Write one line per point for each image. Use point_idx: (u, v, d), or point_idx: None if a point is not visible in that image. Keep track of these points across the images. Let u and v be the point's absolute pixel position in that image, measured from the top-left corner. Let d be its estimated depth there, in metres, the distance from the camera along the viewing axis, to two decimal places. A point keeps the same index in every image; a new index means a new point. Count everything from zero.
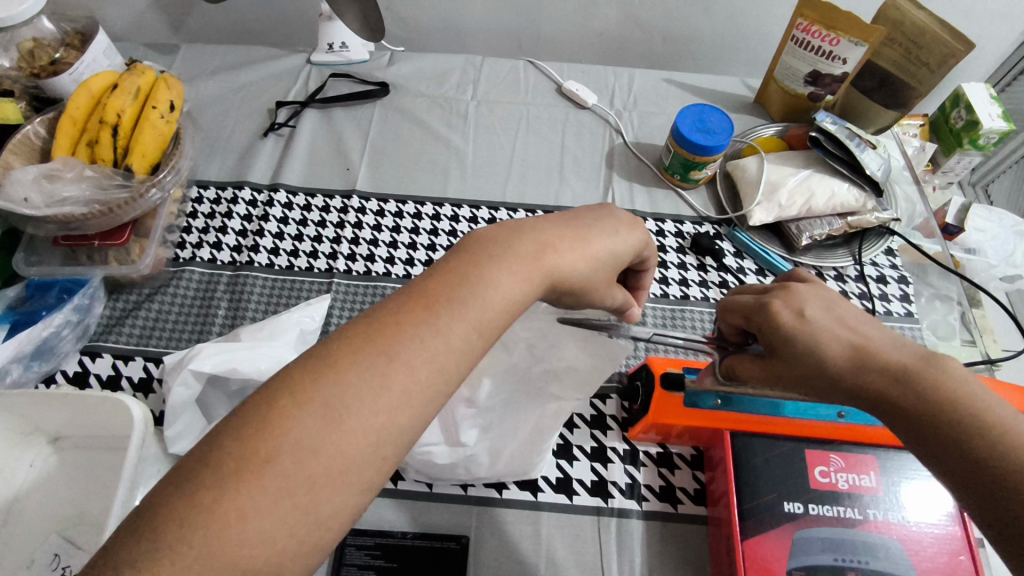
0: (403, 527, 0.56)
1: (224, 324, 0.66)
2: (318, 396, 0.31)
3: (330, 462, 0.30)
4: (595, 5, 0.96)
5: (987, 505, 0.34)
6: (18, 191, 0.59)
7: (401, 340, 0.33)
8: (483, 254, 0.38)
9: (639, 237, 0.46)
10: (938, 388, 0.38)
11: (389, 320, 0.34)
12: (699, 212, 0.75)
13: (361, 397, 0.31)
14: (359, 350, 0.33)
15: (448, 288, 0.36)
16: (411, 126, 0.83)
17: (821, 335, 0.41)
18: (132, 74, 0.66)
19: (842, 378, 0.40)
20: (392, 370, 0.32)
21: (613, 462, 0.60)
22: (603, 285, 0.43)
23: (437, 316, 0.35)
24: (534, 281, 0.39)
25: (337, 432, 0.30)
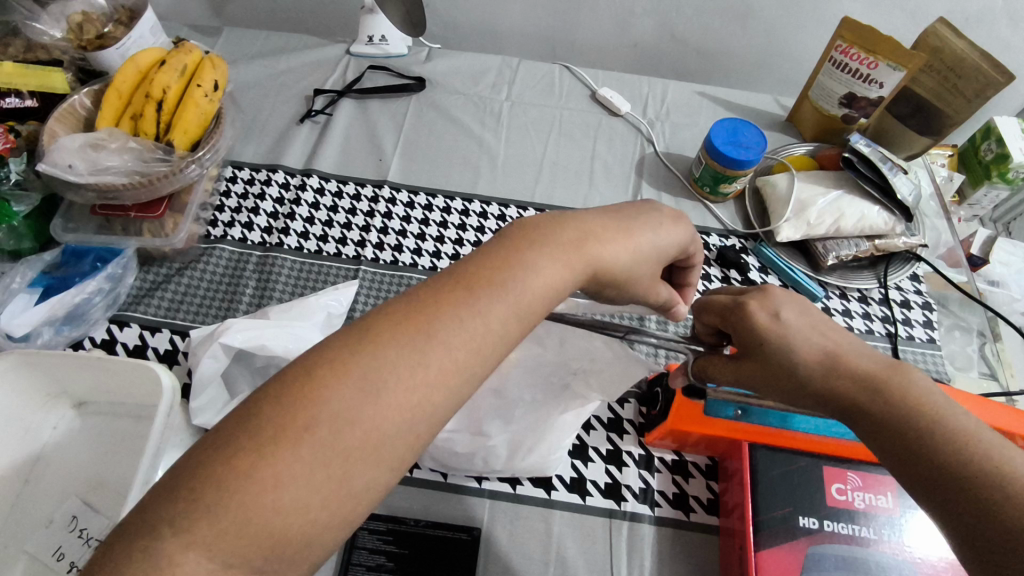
0: (416, 515, 0.57)
1: (251, 303, 0.67)
2: (357, 368, 0.31)
3: (364, 435, 0.30)
4: (632, 15, 0.96)
5: (952, 514, 0.33)
6: (63, 158, 0.60)
7: (441, 320, 0.34)
8: (525, 240, 0.39)
9: (685, 233, 0.47)
10: (904, 396, 0.37)
11: (429, 300, 0.35)
12: (726, 225, 0.76)
13: (400, 372, 0.32)
14: (399, 327, 0.33)
15: (488, 272, 0.36)
16: (444, 121, 0.84)
17: (795, 338, 0.40)
18: (179, 52, 0.68)
19: (814, 383, 0.39)
20: (431, 348, 0.33)
21: (628, 466, 0.60)
22: (647, 279, 0.44)
23: (476, 297, 0.35)
24: (577, 270, 0.39)
25: (374, 406, 0.30)
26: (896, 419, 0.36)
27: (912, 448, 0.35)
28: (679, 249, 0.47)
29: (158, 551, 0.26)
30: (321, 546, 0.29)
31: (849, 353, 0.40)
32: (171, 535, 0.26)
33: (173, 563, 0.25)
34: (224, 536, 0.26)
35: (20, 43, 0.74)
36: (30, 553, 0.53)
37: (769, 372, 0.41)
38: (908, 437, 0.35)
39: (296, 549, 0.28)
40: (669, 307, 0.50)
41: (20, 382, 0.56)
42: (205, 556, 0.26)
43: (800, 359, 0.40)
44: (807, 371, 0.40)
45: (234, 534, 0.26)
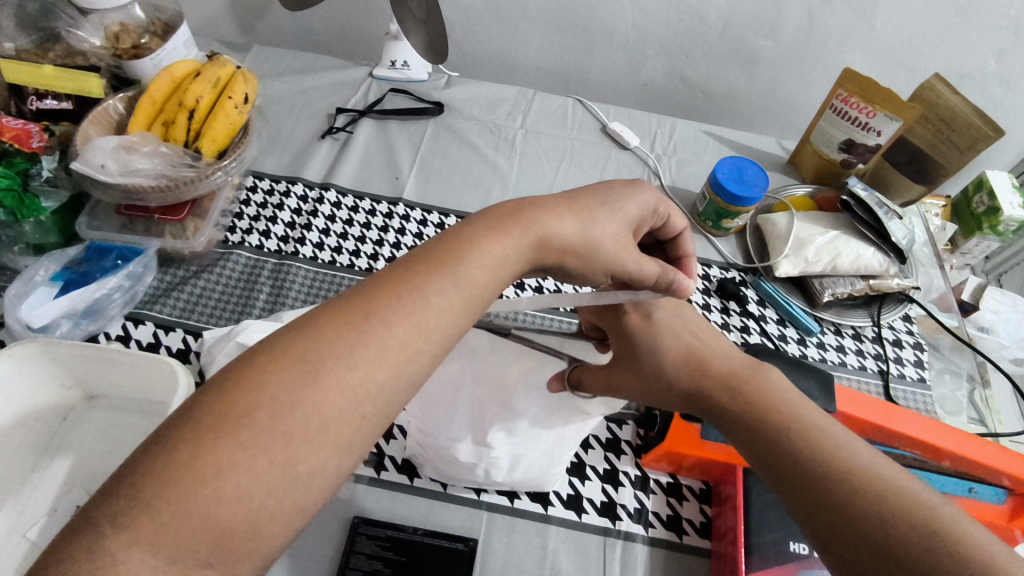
0: (415, 523, 0.58)
1: (264, 307, 0.69)
2: (298, 353, 0.33)
3: (306, 419, 0.31)
4: (644, 56, 1.01)
5: (802, 498, 0.38)
6: (96, 157, 0.63)
7: (384, 301, 0.36)
8: (468, 226, 0.41)
9: (648, 200, 0.49)
10: (757, 394, 0.43)
11: (376, 287, 0.37)
12: (727, 258, 0.79)
13: (347, 353, 0.33)
14: (344, 313, 0.35)
15: (430, 257, 0.39)
16: (459, 144, 0.86)
17: (662, 337, 0.49)
18: (214, 65, 0.71)
19: (679, 380, 0.47)
20: (375, 330, 0.35)
21: (624, 486, 0.61)
22: (612, 241, 0.45)
23: (418, 279, 0.37)
24: (522, 237, 0.42)
25: (320, 386, 0.32)
26: (752, 415, 0.43)
27: (766, 443, 0.41)
28: (637, 225, 0.48)
29: (99, 548, 0.26)
30: (274, 535, 0.30)
31: (712, 353, 0.47)
32: (112, 533, 0.27)
33: (117, 563, 0.26)
34: (166, 531, 0.27)
35: (60, 49, 0.77)
36: (32, 541, 0.53)
37: (642, 369, 0.48)
38: (762, 432, 0.42)
39: (245, 540, 0.29)
40: (669, 282, 0.46)
41: (39, 370, 0.58)
42: (150, 554, 0.27)
43: (666, 358, 0.48)
44: (672, 371, 0.47)
45: (177, 528, 0.27)
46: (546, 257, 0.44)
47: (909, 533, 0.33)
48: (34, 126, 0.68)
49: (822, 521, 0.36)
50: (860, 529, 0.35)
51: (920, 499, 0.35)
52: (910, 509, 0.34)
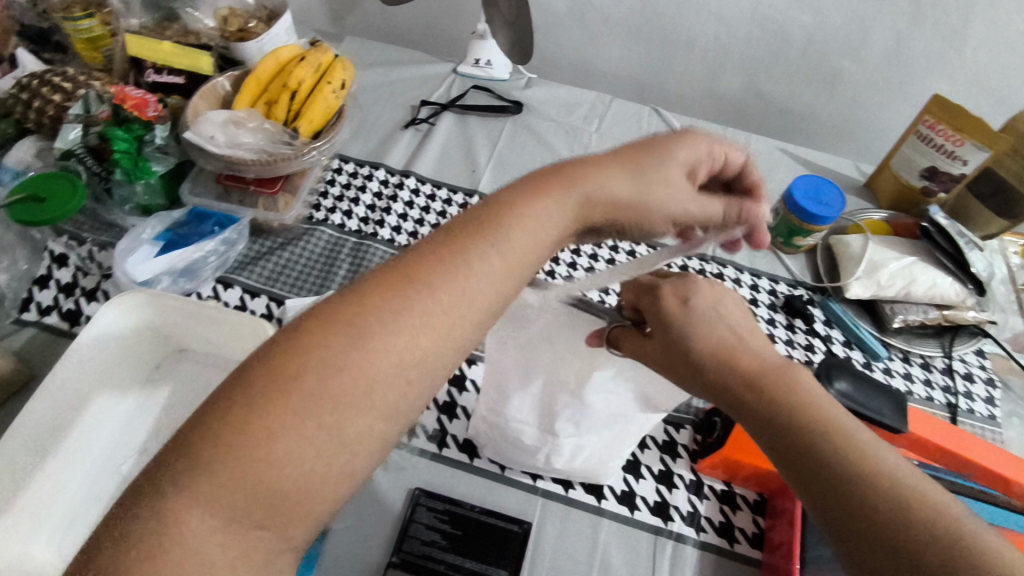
0: (472, 501, 0.60)
1: (342, 283, 0.72)
2: (346, 317, 0.32)
3: (357, 383, 0.31)
4: (721, 69, 1.02)
5: (830, 510, 0.34)
6: (207, 129, 0.68)
7: (433, 264, 0.35)
8: (516, 188, 0.40)
9: (704, 154, 0.47)
10: (788, 394, 0.38)
11: (429, 248, 0.36)
12: (795, 276, 0.78)
13: (399, 314, 0.33)
14: (390, 278, 0.34)
15: (478, 220, 0.38)
16: (535, 143, 0.88)
17: (695, 325, 0.43)
18: (318, 51, 0.75)
19: (704, 372, 0.41)
20: (428, 291, 0.34)
21: (678, 488, 0.62)
22: (668, 191, 0.44)
23: (466, 241, 0.37)
24: (570, 199, 0.41)
25: (369, 348, 0.32)
26: (780, 417, 0.37)
27: (795, 447, 0.37)
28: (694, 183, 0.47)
29: (162, 508, 0.27)
30: (321, 500, 0.30)
31: (744, 348, 0.41)
32: (173, 492, 0.27)
33: (179, 522, 0.27)
34: (220, 492, 0.27)
35: (177, 29, 0.84)
36: (124, 475, 0.58)
37: (674, 350, 0.43)
38: (790, 435, 0.37)
39: (295, 502, 0.29)
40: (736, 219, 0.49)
41: (144, 321, 0.63)
42: (207, 514, 0.27)
43: (696, 344, 0.42)
44: (698, 358, 0.42)
45: (230, 490, 0.27)
46: (601, 211, 0.43)
47: (940, 550, 0.30)
48: (152, 97, 0.74)
49: (851, 535, 0.33)
50: (889, 547, 0.31)
51: (955, 515, 0.32)
52: (944, 527, 0.31)
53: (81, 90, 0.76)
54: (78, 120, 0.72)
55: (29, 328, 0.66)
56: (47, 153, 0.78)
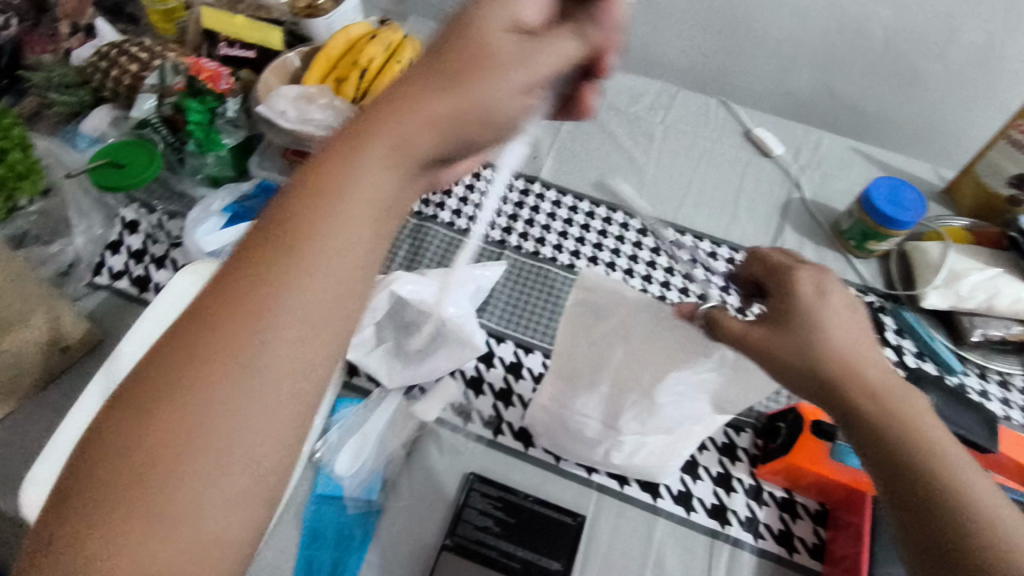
0: (526, 490, 0.59)
1: (402, 264, 0.72)
2: (192, 355, 0.30)
3: (227, 391, 0.30)
4: (792, 63, 0.98)
5: (928, 549, 0.34)
6: (279, 104, 0.68)
7: (274, 264, 0.31)
8: (344, 152, 0.34)
9: (506, 28, 0.36)
10: (902, 417, 0.37)
11: (267, 236, 0.33)
12: (866, 281, 0.75)
13: (250, 313, 0.31)
14: (228, 302, 0.31)
15: (305, 199, 0.33)
16: (599, 132, 0.87)
17: (829, 321, 0.40)
18: (389, 29, 0.74)
19: (824, 370, 0.39)
20: (274, 280, 0.31)
21: (736, 492, 0.60)
22: (489, 93, 0.34)
23: (301, 227, 0.32)
24: (407, 150, 0.34)
25: (227, 350, 0.30)
26: (893, 441, 0.36)
27: (902, 473, 0.36)
28: (518, 67, 0.35)
29: None
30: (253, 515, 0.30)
31: (873, 362, 0.39)
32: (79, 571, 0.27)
33: None
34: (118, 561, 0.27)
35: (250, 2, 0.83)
36: None
37: (788, 336, 0.41)
38: (901, 461, 0.36)
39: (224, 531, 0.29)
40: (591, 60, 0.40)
41: None
42: None
43: (828, 341, 0.39)
44: (826, 354, 0.39)
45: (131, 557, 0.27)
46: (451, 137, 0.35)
47: None
48: (225, 71, 0.74)
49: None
50: None
51: None
52: None
53: (156, 61, 0.78)
54: (154, 90, 0.73)
55: (102, 291, 0.68)
56: (121, 122, 0.80)
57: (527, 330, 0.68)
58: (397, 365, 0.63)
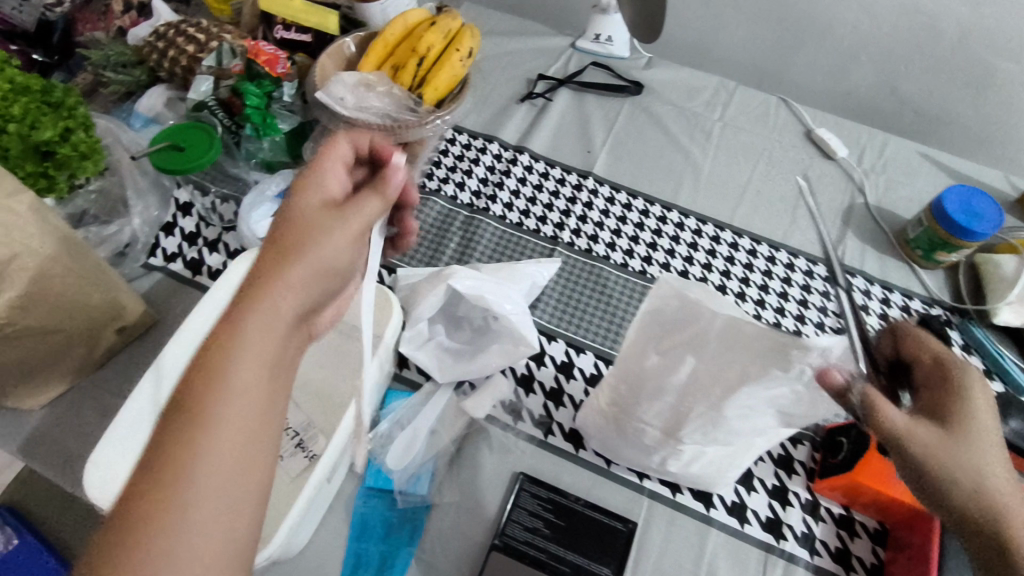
0: (576, 493, 0.59)
1: (452, 257, 0.71)
2: (150, 493, 0.29)
3: (191, 511, 0.29)
4: (856, 61, 0.94)
5: None
6: (339, 90, 0.67)
7: (216, 386, 0.31)
8: (249, 290, 0.35)
9: (343, 178, 0.43)
10: None
11: (204, 353, 0.33)
12: (932, 293, 0.72)
13: (184, 448, 0.30)
14: (173, 437, 0.30)
15: (229, 327, 0.33)
16: (654, 127, 0.84)
17: (992, 453, 0.38)
18: (449, 16, 0.73)
19: (981, 501, 0.37)
20: (206, 411, 0.31)
21: (793, 507, 0.59)
22: (352, 234, 0.39)
23: (234, 347, 0.33)
24: (309, 275, 0.36)
25: (165, 488, 0.29)
26: None
27: None
28: (376, 195, 0.42)
29: None
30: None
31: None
32: None
33: None
34: None
35: None
36: None
37: (960, 451, 0.38)
38: None
39: None
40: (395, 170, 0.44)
41: None
42: None
43: (993, 474, 0.38)
44: (989, 487, 0.37)
45: None
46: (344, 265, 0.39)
47: None
48: (282, 54, 0.73)
49: None
50: None
51: None
52: None
53: (213, 42, 0.77)
54: (210, 72, 0.72)
55: (157, 272, 0.69)
56: (176, 103, 0.80)
57: (579, 329, 0.67)
58: (449, 359, 0.63)
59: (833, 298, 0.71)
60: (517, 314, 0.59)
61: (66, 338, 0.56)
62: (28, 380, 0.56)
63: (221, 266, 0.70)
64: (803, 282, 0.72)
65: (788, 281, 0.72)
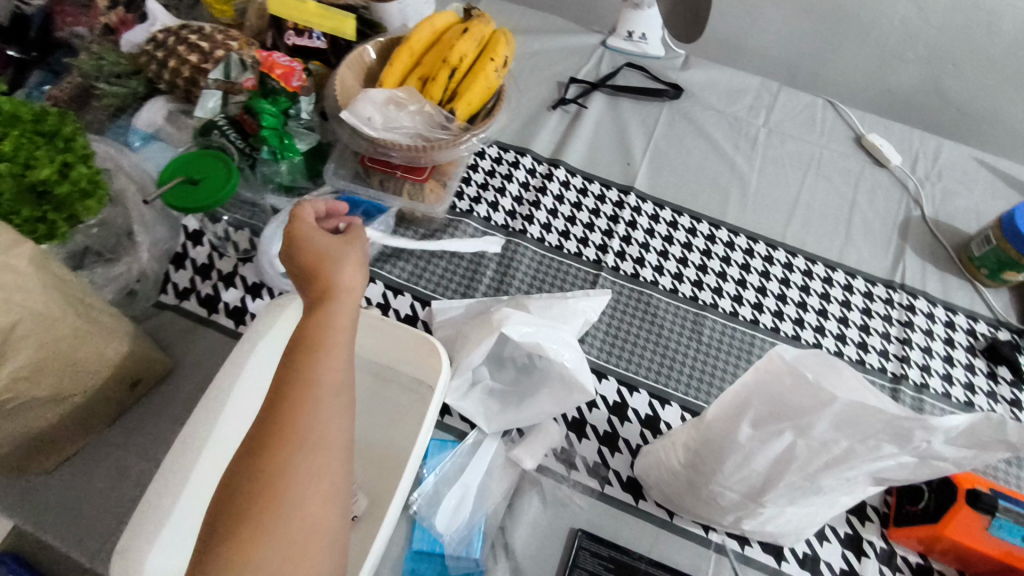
0: (639, 549, 0.55)
1: (489, 287, 0.66)
2: (283, 405, 0.35)
3: (319, 410, 0.35)
4: (901, 58, 0.88)
5: None
6: (365, 109, 0.61)
7: (320, 324, 0.38)
8: (321, 264, 0.42)
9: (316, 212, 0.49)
10: None
11: (308, 315, 0.39)
12: (998, 314, 0.67)
13: (303, 366, 0.36)
14: (294, 365, 0.37)
15: (320, 288, 0.41)
16: (695, 135, 0.79)
17: None
18: (481, 21, 0.66)
19: None
20: (315, 340, 0.38)
21: (868, 557, 0.56)
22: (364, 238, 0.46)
23: (325, 301, 0.40)
24: (357, 256, 0.44)
25: (293, 406, 0.35)
26: None
27: None
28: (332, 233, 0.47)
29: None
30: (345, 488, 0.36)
31: None
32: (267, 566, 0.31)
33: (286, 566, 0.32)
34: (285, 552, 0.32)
35: None
36: None
37: None
38: None
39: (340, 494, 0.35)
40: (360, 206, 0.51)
41: None
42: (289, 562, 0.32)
43: None
44: None
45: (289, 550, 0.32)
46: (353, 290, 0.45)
47: None
48: (298, 65, 0.67)
49: None
50: None
51: None
52: None
53: (219, 51, 0.70)
54: (218, 87, 0.68)
55: (168, 312, 0.63)
56: (176, 117, 0.73)
57: (630, 364, 0.63)
58: (495, 406, 0.58)
59: (894, 323, 0.67)
60: (576, 358, 0.54)
61: (76, 403, 0.50)
62: (35, 450, 0.51)
63: (238, 302, 0.64)
64: (862, 305, 0.68)
65: (848, 305, 0.67)
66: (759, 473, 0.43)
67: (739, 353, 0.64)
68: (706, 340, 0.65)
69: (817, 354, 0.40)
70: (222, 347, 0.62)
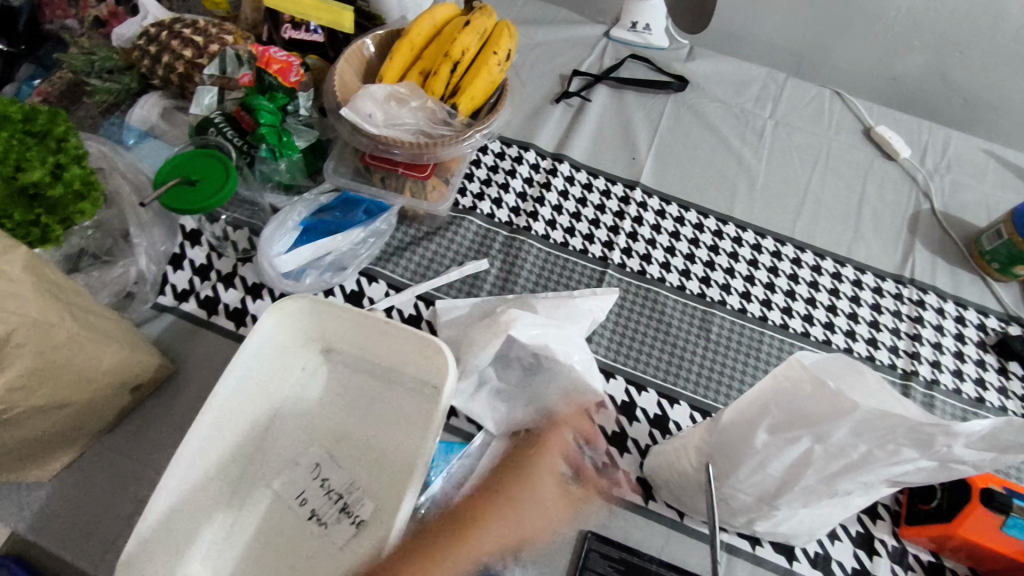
0: (650, 550, 0.54)
1: (494, 286, 0.64)
2: (451, 548, 0.46)
3: (503, 527, 0.48)
4: (908, 48, 0.87)
5: None
6: (366, 105, 0.60)
7: (490, 519, 0.47)
8: (528, 479, 0.50)
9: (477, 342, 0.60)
10: None
11: (475, 504, 0.48)
12: (1009, 309, 0.67)
13: (470, 523, 0.47)
14: (461, 521, 0.47)
15: (506, 501, 0.48)
16: (702, 128, 0.77)
17: None
18: (483, 14, 0.65)
19: None
20: (478, 522, 0.47)
21: (879, 556, 0.55)
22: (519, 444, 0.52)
23: (517, 501, 0.48)
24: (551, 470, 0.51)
25: (480, 535, 0.47)
26: None
27: None
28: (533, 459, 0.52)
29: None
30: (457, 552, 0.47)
31: None
32: None
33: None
34: None
35: None
36: (275, 490, 0.53)
37: None
38: None
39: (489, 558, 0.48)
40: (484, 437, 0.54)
41: (302, 330, 0.57)
42: None
43: None
44: None
45: None
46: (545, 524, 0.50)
47: None
48: (295, 60, 0.65)
49: None
50: None
51: None
52: None
53: (214, 45, 0.68)
54: (213, 82, 0.66)
55: (168, 314, 0.62)
56: (171, 113, 0.71)
57: (638, 363, 0.62)
58: (503, 408, 0.57)
59: (904, 318, 0.66)
60: (586, 362, 0.53)
61: (75, 411, 0.49)
62: (33, 459, 0.49)
63: (238, 304, 0.63)
64: (871, 301, 0.67)
65: (857, 301, 0.67)
66: (774, 478, 0.43)
67: (748, 350, 0.63)
68: (714, 337, 0.64)
69: (840, 359, 0.39)
70: (223, 349, 0.61)
